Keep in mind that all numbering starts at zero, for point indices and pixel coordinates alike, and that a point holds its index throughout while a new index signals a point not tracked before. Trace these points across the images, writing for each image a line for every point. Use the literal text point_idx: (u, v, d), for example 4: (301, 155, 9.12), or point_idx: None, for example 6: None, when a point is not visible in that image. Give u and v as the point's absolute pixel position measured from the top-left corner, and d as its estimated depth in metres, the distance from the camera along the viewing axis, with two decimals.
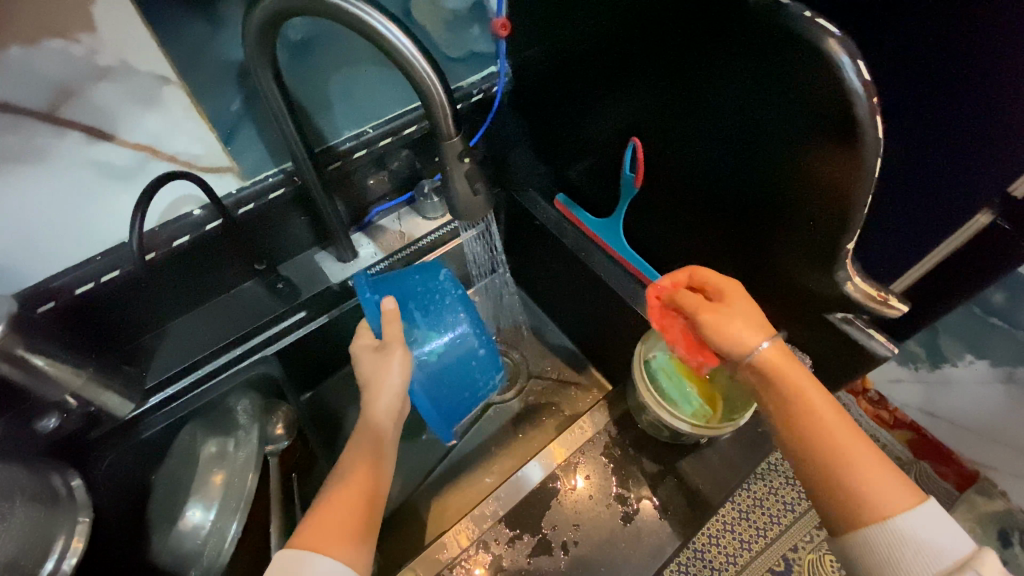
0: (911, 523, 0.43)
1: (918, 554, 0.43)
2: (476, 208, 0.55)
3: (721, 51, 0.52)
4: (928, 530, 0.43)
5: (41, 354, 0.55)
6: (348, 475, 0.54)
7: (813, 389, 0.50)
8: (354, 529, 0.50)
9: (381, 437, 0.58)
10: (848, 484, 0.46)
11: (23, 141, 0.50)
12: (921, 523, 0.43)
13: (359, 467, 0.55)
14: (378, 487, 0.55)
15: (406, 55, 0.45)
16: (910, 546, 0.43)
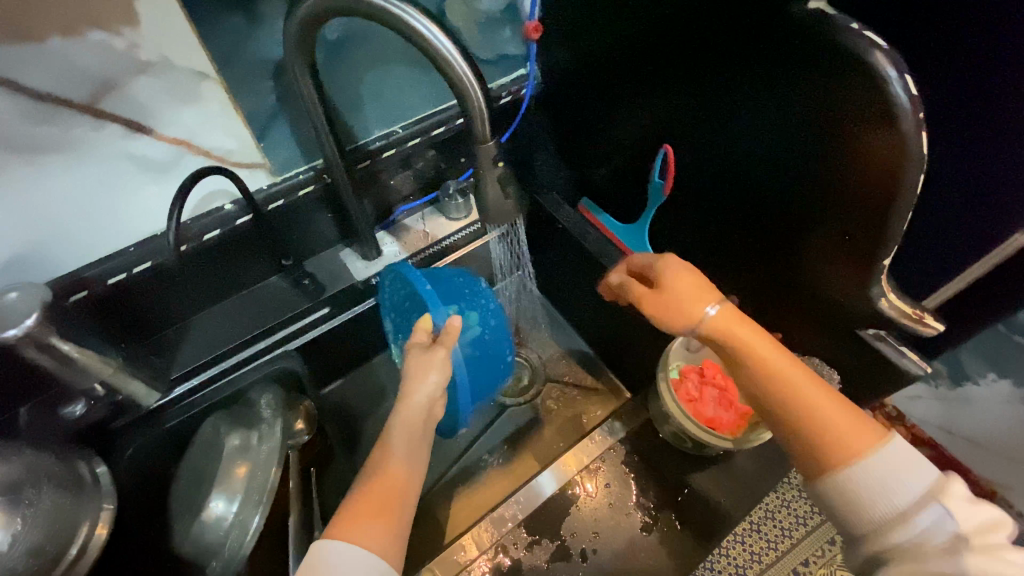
0: (880, 468, 0.41)
1: (890, 491, 0.40)
2: (506, 212, 0.54)
3: (761, 62, 0.51)
4: (885, 456, 0.41)
5: (66, 341, 0.55)
6: (380, 471, 0.53)
7: (764, 345, 0.47)
8: (386, 530, 0.49)
9: (412, 430, 0.56)
10: (809, 425, 0.43)
11: (63, 133, 0.51)
12: (891, 459, 0.41)
13: (393, 466, 0.54)
14: (411, 489, 0.54)
15: (445, 56, 0.45)
16: (883, 487, 0.41)
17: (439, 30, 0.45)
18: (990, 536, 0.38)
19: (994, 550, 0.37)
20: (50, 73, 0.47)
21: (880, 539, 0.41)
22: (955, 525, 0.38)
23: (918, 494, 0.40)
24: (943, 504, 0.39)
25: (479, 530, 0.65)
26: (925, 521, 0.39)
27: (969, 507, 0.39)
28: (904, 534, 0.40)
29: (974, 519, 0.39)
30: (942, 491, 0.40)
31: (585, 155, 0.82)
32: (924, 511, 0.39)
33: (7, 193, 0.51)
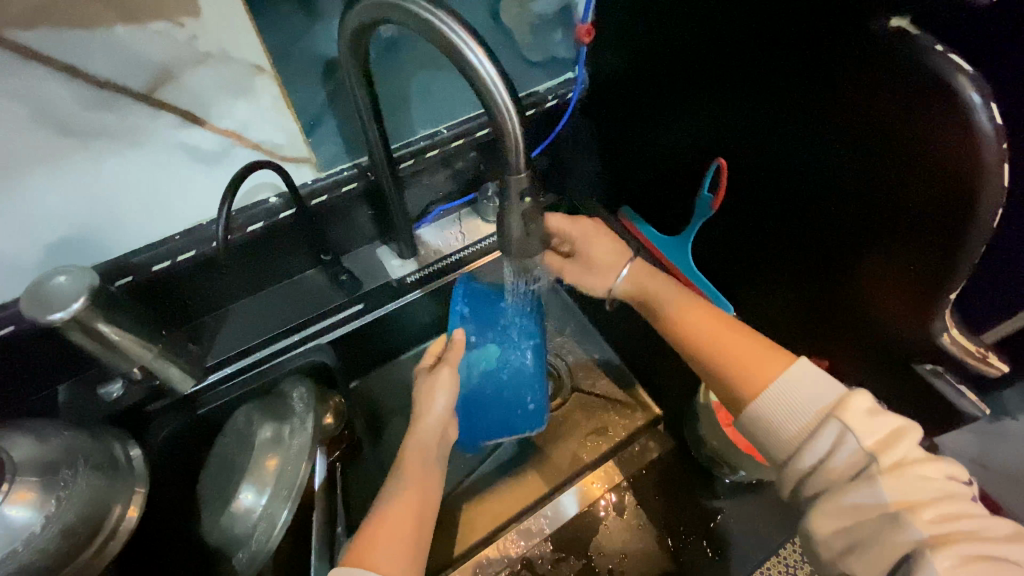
0: (784, 393, 0.48)
1: (797, 413, 0.47)
2: (528, 249, 0.48)
3: (833, 79, 0.49)
4: (799, 377, 0.49)
5: (109, 324, 0.55)
6: (400, 490, 0.57)
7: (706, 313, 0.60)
8: (411, 546, 0.52)
9: (424, 452, 0.61)
10: (727, 364, 0.53)
11: (119, 120, 0.51)
12: (794, 386, 0.48)
13: (411, 486, 0.57)
14: (430, 504, 0.57)
15: (484, 79, 0.40)
16: (793, 400, 0.48)
17: (483, 51, 0.41)
18: (920, 466, 0.41)
19: (912, 476, 0.41)
20: (109, 61, 0.47)
21: (809, 462, 0.46)
22: (860, 446, 0.43)
23: (808, 411, 0.47)
24: (871, 450, 0.43)
25: (505, 539, 0.69)
26: (842, 452, 0.44)
27: (879, 435, 0.43)
28: (844, 465, 0.44)
29: (882, 441, 0.43)
30: (841, 404, 0.45)
31: (636, 161, 0.81)
32: (841, 442, 0.44)
33: (63, 176, 0.52)
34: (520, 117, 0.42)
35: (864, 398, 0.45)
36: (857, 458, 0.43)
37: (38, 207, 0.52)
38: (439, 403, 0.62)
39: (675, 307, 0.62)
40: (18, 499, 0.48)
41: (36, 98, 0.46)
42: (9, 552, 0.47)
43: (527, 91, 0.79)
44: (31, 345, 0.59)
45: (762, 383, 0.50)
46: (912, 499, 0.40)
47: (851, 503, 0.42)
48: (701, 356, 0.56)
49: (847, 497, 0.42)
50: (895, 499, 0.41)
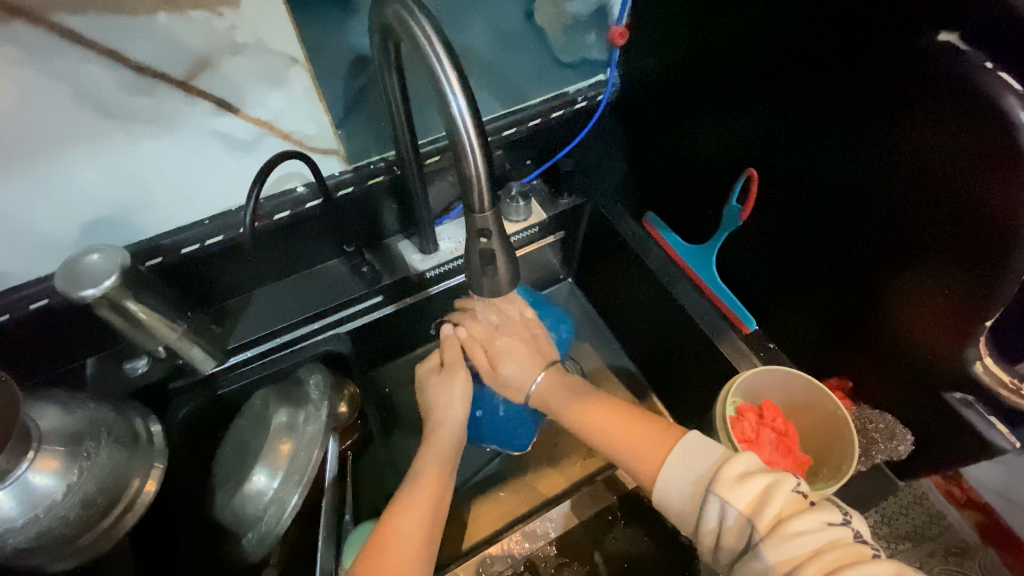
0: (668, 471, 0.49)
1: (685, 486, 0.48)
2: (490, 290, 0.48)
3: (877, 93, 0.48)
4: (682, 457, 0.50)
5: (136, 301, 0.56)
6: (421, 489, 0.57)
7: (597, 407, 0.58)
8: (421, 549, 0.53)
9: (442, 464, 0.60)
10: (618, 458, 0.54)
11: (157, 105, 0.52)
12: (676, 460, 0.50)
13: (433, 488, 0.58)
14: (441, 507, 0.58)
15: (452, 117, 0.41)
16: (679, 478, 0.49)
17: (460, 87, 0.41)
18: (796, 522, 0.41)
19: (789, 536, 0.41)
20: (151, 47, 0.49)
21: (709, 533, 0.46)
22: (737, 513, 0.44)
23: (693, 484, 0.48)
24: (748, 514, 0.43)
25: (509, 539, 0.65)
26: (727, 522, 0.45)
27: (752, 498, 0.44)
28: (734, 529, 0.44)
29: (755, 503, 0.44)
30: (715, 476, 0.46)
31: (663, 167, 0.80)
32: (723, 513, 0.45)
33: (101, 156, 0.53)
34: (485, 153, 0.43)
35: (734, 464, 0.46)
36: (740, 524, 0.44)
37: (77, 185, 0.54)
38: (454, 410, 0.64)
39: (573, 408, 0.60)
40: (43, 466, 0.50)
41: (79, 80, 0.48)
42: (30, 518, 0.49)
43: (557, 91, 0.78)
44: (63, 318, 0.61)
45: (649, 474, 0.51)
46: (794, 559, 0.40)
47: (750, 574, 0.42)
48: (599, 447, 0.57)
49: (747, 568, 0.42)
50: (780, 561, 0.41)
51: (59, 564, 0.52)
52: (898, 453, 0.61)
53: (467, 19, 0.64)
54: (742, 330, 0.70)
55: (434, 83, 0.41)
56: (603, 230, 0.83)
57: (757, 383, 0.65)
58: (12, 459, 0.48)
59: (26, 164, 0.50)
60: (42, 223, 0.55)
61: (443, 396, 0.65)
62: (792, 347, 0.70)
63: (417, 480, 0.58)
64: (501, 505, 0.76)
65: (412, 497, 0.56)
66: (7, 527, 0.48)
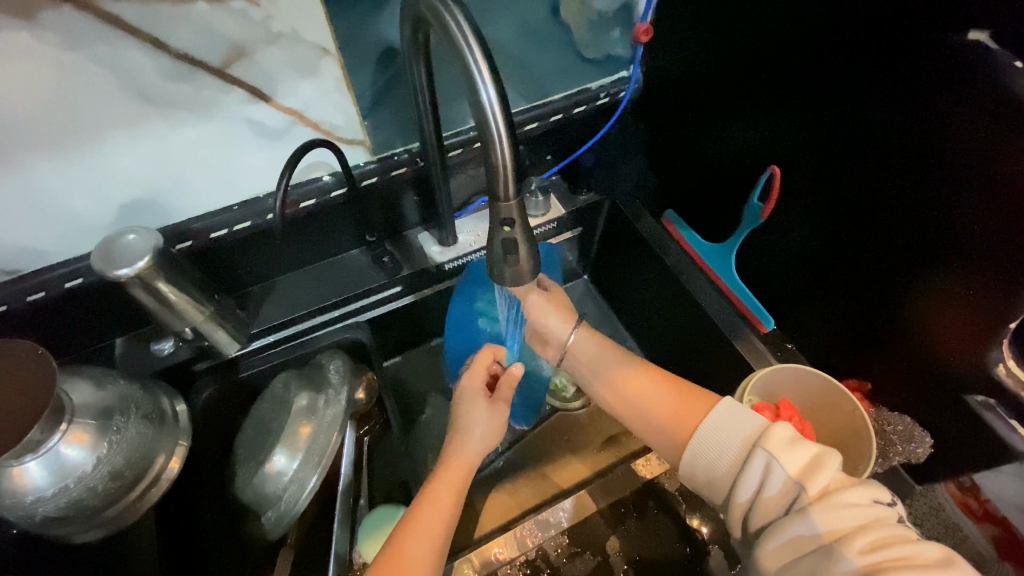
0: (707, 438, 0.53)
1: (726, 450, 0.51)
2: (513, 279, 0.49)
3: (905, 93, 0.47)
4: (726, 418, 0.52)
5: (166, 282, 0.58)
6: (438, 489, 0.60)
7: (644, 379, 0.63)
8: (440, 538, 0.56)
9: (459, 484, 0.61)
10: (652, 421, 0.59)
11: (194, 92, 0.54)
12: (709, 429, 0.53)
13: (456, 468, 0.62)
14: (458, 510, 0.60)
15: (482, 106, 0.41)
16: (719, 442, 0.52)
17: (490, 76, 0.41)
18: (845, 495, 0.43)
19: (839, 505, 0.43)
20: (190, 35, 0.50)
21: (748, 491, 0.48)
22: (787, 475, 0.46)
23: (731, 451, 0.51)
24: (796, 478, 0.45)
25: (522, 527, 0.64)
26: (773, 482, 0.46)
27: (802, 464, 0.46)
28: (777, 495, 0.46)
29: (805, 469, 0.46)
30: (764, 434, 0.49)
31: (684, 165, 0.80)
32: (770, 471, 0.47)
33: (139, 141, 0.55)
34: (513, 143, 0.43)
35: (785, 428, 0.49)
36: (787, 488, 0.46)
37: (113, 167, 0.56)
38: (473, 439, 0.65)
39: (621, 372, 0.65)
40: (74, 440, 0.51)
41: (121, 65, 0.49)
42: (61, 488, 0.51)
43: (580, 87, 0.79)
44: (96, 297, 0.63)
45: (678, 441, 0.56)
46: (840, 528, 0.42)
47: (791, 537, 0.43)
48: (628, 416, 0.62)
49: (786, 528, 0.44)
50: (828, 530, 0.42)
51: (86, 535, 0.55)
52: (917, 457, 0.60)
53: (495, 12, 0.64)
54: (759, 328, 0.71)
55: (465, 75, 0.42)
56: (621, 226, 0.83)
57: (772, 380, 0.64)
58: (46, 431, 0.49)
59: (67, 146, 0.52)
60: (78, 205, 0.57)
61: (473, 413, 0.66)
62: (810, 348, 0.70)
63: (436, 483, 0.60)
64: (509, 498, 0.77)
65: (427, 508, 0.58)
66: (38, 497, 0.50)
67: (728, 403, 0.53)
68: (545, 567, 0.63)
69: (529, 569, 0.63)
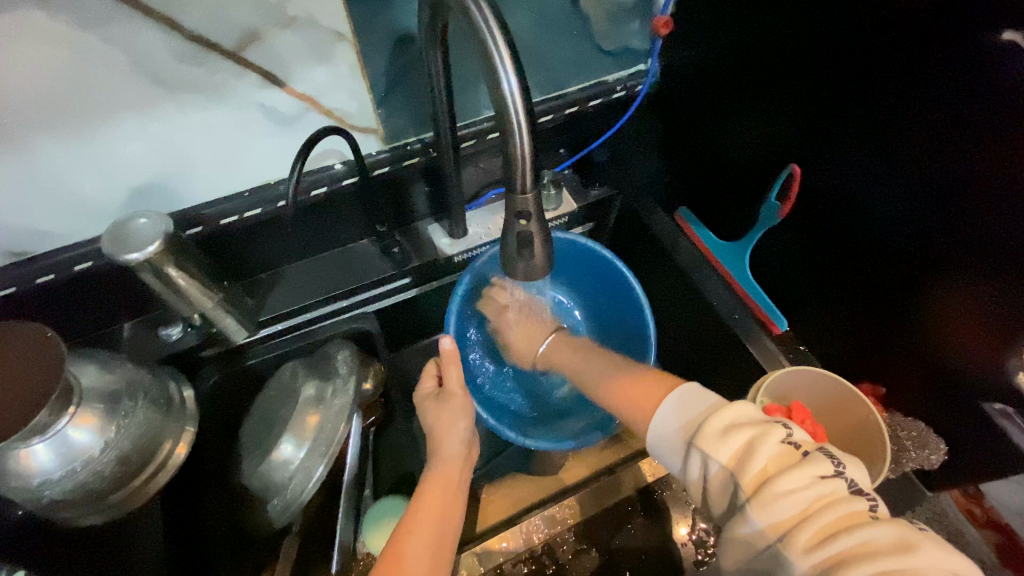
0: (661, 417, 0.49)
1: (670, 433, 0.48)
2: (527, 272, 0.48)
3: (934, 93, 0.46)
4: (682, 400, 0.49)
5: (176, 266, 0.57)
6: (429, 488, 0.58)
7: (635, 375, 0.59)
8: (439, 536, 0.53)
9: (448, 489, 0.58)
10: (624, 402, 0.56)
11: (206, 75, 0.53)
12: (667, 407, 0.49)
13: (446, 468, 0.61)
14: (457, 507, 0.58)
15: (502, 94, 0.41)
16: (671, 422, 0.48)
17: (511, 64, 0.40)
18: (784, 480, 0.39)
19: (777, 496, 0.38)
20: (204, 17, 0.49)
21: (695, 485, 0.44)
22: (721, 468, 0.42)
23: (680, 428, 0.47)
24: (730, 471, 0.41)
25: (528, 523, 0.64)
26: (712, 478, 0.42)
27: (734, 453, 0.42)
28: (719, 490, 0.42)
29: (739, 458, 0.41)
30: (701, 428, 0.45)
31: (700, 162, 0.79)
32: (706, 468, 0.43)
33: (150, 124, 0.54)
34: (532, 134, 0.42)
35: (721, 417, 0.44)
36: (725, 482, 0.42)
37: (124, 150, 0.55)
38: (451, 443, 0.63)
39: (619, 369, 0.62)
40: (82, 423, 0.51)
41: (133, 45, 0.48)
42: (67, 471, 0.50)
43: (596, 80, 0.78)
44: (105, 281, 0.63)
45: (645, 419, 0.51)
46: (782, 520, 0.37)
47: (737, 539, 0.39)
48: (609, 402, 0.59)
49: (734, 530, 0.40)
50: (769, 526, 0.38)
51: (90, 518, 0.55)
52: (930, 462, 0.60)
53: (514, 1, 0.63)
54: (771, 329, 0.70)
55: (484, 64, 0.41)
56: (633, 223, 0.82)
57: (784, 380, 0.63)
58: (53, 414, 0.49)
59: (78, 126, 0.52)
60: (87, 188, 0.56)
61: (441, 427, 0.63)
62: (823, 350, 0.69)
63: (426, 491, 0.57)
64: (510, 495, 0.76)
65: (421, 509, 0.55)
66: (44, 479, 0.50)
67: (687, 388, 0.50)
68: (550, 563, 0.63)
69: (535, 564, 0.62)
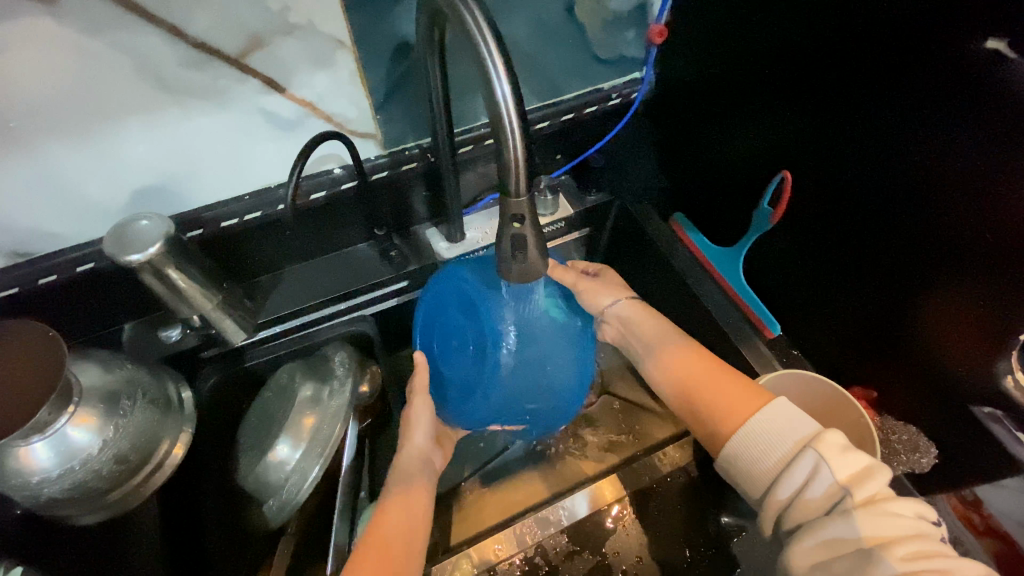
0: (757, 433, 0.51)
1: (776, 446, 0.49)
2: (523, 274, 0.49)
3: (917, 101, 0.47)
4: (780, 419, 0.50)
5: (177, 270, 0.58)
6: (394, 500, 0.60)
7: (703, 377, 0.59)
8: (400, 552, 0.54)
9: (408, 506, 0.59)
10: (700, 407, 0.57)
11: (210, 81, 0.54)
12: (768, 424, 0.50)
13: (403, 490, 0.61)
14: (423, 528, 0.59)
15: (496, 101, 0.42)
16: (769, 443, 0.50)
17: (505, 72, 0.41)
18: (892, 505, 0.43)
19: (885, 513, 0.42)
20: (208, 24, 0.51)
21: (783, 497, 0.48)
22: (834, 479, 0.45)
23: (781, 449, 0.49)
24: (844, 484, 0.45)
25: (521, 525, 0.64)
26: (817, 486, 0.46)
27: (852, 471, 0.45)
28: (820, 499, 0.45)
29: (853, 477, 0.45)
30: (816, 439, 0.47)
31: (695, 168, 0.80)
32: (817, 475, 0.46)
33: (153, 128, 0.56)
34: (525, 141, 0.43)
35: (839, 435, 0.47)
36: (830, 493, 0.45)
37: (125, 154, 0.56)
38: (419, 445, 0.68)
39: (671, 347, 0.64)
40: (81, 422, 0.52)
41: (138, 51, 0.50)
42: (66, 470, 0.51)
43: (592, 87, 0.79)
44: (107, 283, 0.64)
45: (733, 427, 0.53)
46: (882, 535, 0.42)
47: (827, 537, 0.43)
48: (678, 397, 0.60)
49: (825, 532, 0.44)
50: (868, 534, 0.42)
51: (89, 517, 0.56)
52: (920, 467, 0.60)
53: (511, 10, 0.65)
54: (764, 333, 0.71)
55: (480, 70, 0.42)
56: (629, 229, 0.83)
57: (775, 383, 0.63)
58: (54, 412, 0.50)
59: (84, 131, 0.53)
60: (90, 191, 0.58)
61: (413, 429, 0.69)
62: (816, 354, 0.70)
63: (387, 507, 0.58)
64: (500, 504, 0.76)
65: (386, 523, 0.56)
66: (44, 478, 0.51)
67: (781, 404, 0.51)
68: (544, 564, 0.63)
69: (529, 566, 0.63)
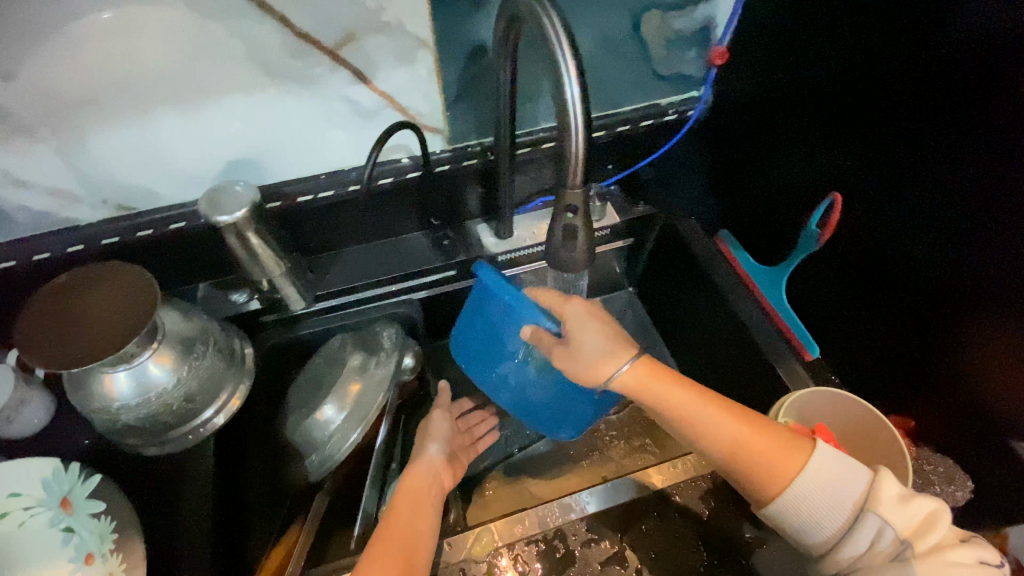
0: (812, 497, 0.50)
1: (827, 513, 0.49)
2: (570, 263, 0.52)
3: (975, 130, 0.48)
4: (829, 477, 0.49)
5: (256, 234, 0.64)
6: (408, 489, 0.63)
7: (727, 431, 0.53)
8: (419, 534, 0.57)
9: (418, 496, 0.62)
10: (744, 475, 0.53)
11: (306, 68, 0.61)
12: (822, 485, 0.49)
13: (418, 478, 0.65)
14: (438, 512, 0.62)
15: (565, 100, 0.45)
16: (825, 501, 0.49)
17: (576, 74, 0.45)
18: (954, 554, 0.44)
19: (948, 563, 0.44)
20: (312, 18, 0.57)
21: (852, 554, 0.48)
22: (896, 534, 0.46)
23: (840, 507, 0.49)
24: (907, 537, 0.46)
25: (543, 508, 0.66)
26: (881, 542, 0.47)
27: (913, 523, 0.47)
28: (885, 553, 0.47)
29: (916, 529, 0.46)
30: (871, 497, 0.48)
31: (744, 188, 0.82)
32: (880, 533, 0.47)
33: (251, 106, 0.62)
34: (587, 138, 0.47)
35: (893, 487, 0.48)
36: (896, 545, 0.46)
37: (224, 127, 0.63)
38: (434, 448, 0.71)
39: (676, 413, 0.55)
40: (160, 360, 0.58)
41: (250, 36, 0.57)
42: (143, 399, 0.57)
43: (649, 102, 0.82)
44: (190, 242, 0.71)
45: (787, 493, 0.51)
46: None
47: None
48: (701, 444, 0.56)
49: None
50: None
51: (152, 448, 0.61)
52: (955, 500, 0.57)
53: (580, 23, 0.69)
54: (804, 356, 0.71)
55: (552, 71, 0.46)
56: (673, 241, 0.85)
57: (807, 401, 0.64)
58: (141, 345, 0.56)
59: (194, 103, 0.60)
60: (190, 157, 0.65)
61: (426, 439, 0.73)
62: (854, 380, 0.69)
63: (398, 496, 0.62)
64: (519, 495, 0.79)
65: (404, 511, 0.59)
66: (123, 404, 0.57)
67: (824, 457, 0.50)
68: (560, 547, 0.64)
69: (546, 546, 0.64)
